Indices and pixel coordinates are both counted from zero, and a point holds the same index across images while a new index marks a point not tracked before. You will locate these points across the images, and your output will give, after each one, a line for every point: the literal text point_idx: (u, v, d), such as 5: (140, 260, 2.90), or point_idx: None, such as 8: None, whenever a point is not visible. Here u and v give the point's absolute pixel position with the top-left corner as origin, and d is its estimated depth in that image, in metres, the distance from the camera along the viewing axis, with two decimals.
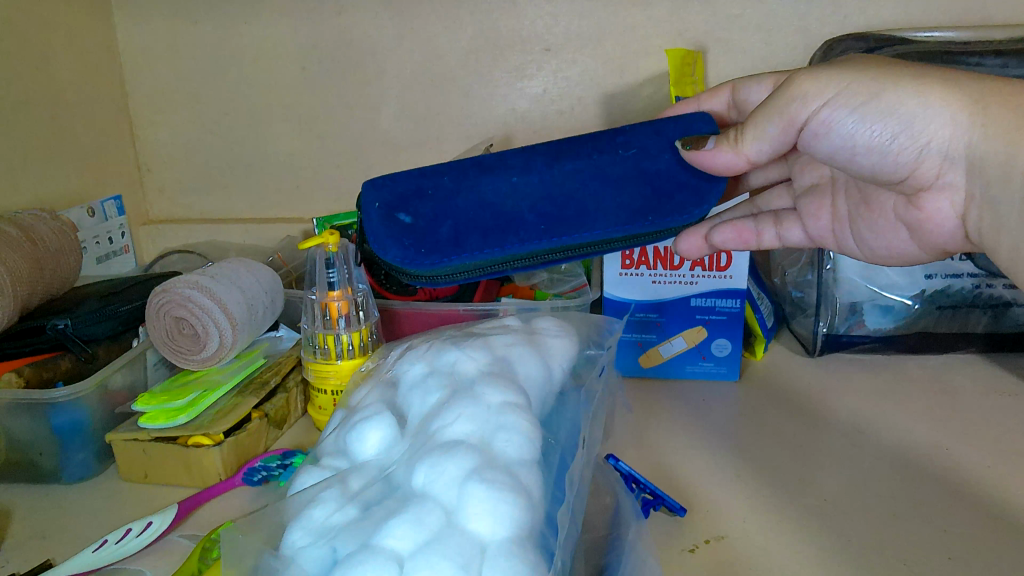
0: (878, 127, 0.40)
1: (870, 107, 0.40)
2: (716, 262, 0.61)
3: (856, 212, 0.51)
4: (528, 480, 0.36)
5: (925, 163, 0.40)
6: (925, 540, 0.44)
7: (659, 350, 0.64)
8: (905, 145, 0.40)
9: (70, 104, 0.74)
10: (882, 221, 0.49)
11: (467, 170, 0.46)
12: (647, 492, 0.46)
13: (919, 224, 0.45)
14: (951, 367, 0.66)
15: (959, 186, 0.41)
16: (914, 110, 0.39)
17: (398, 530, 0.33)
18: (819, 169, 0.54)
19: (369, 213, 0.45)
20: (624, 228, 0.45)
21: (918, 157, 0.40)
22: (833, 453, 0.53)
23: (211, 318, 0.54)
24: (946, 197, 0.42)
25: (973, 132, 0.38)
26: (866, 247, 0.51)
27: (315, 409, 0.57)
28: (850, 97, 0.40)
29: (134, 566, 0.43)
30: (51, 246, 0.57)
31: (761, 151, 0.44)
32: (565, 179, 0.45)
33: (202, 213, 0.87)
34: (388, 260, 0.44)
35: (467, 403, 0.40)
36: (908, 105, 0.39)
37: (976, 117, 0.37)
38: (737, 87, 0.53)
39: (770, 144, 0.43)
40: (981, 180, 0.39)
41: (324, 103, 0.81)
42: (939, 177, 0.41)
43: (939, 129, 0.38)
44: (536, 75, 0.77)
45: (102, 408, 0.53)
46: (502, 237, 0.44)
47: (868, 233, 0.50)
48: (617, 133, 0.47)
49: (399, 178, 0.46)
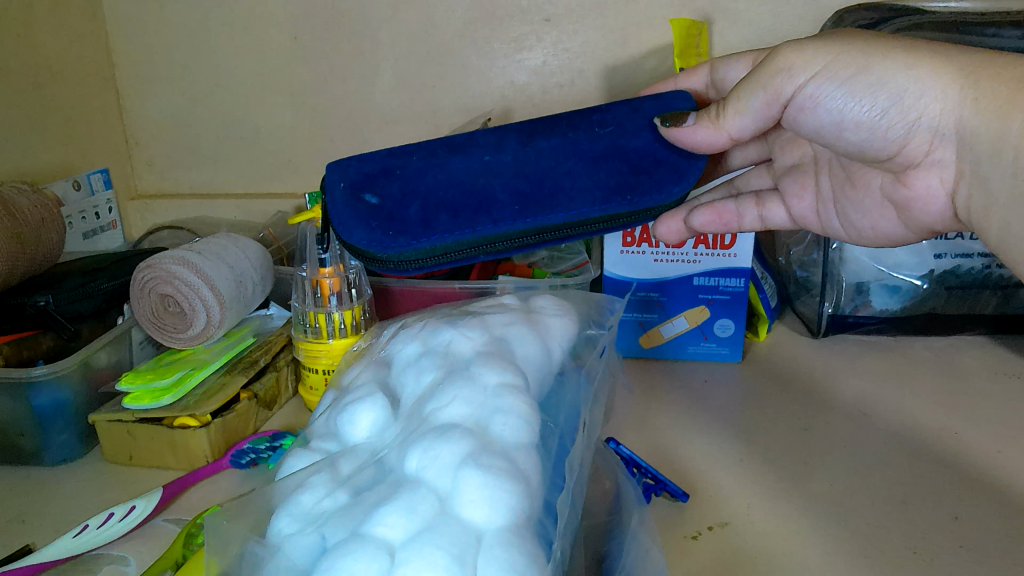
0: (868, 102, 0.38)
1: (860, 80, 0.38)
2: (720, 240, 0.60)
3: (840, 191, 0.49)
4: (526, 465, 0.34)
5: (914, 139, 0.39)
6: (935, 527, 0.43)
7: (661, 330, 0.62)
8: (895, 120, 0.38)
9: (54, 72, 0.71)
10: (867, 201, 0.47)
11: (436, 150, 0.44)
12: (649, 477, 0.45)
13: (906, 203, 0.43)
14: (958, 349, 0.64)
15: (948, 163, 0.39)
16: (904, 82, 0.37)
17: (389, 518, 0.31)
18: (800, 147, 0.51)
19: (333, 194, 0.43)
20: (601, 207, 0.42)
21: (907, 133, 0.38)
22: (838, 437, 0.52)
23: (198, 295, 0.52)
24: (935, 175, 0.40)
25: (964, 106, 0.36)
26: (851, 228, 0.50)
27: (307, 390, 0.55)
28: (839, 68, 0.38)
29: (118, 551, 0.42)
30: (32, 221, 0.55)
31: (743, 127, 0.42)
32: (539, 157, 0.43)
33: (193, 188, 0.85)
34: (354, 243, 0.41)
35: (462, 385, 0.38)
36: (897, 78, 0.37)
37: (966, 91, 0.36)
38: (715, 66, 0.52)
39: (753, 119, 0.41)
40: (969, 156, 0.37)
41: (316, 74, 0.79)
42: (928, 153, 0.39)
43: (929, 103, 0.37)
44: (535, 47, 0.75)
45: (84, 388, 0.51)
46: (474, 217, 0.41)
47: (853, 212, 0.49)
48: (594, 112, 0.45)
49: (366, 158, 0.44)
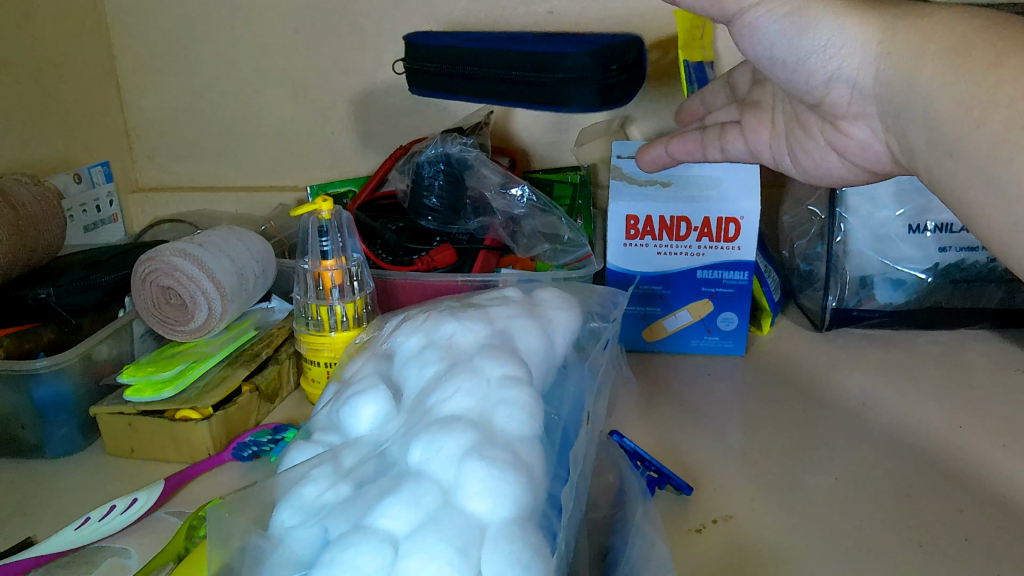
0: (801, 41, 0.37)
1: (796, 18, 0.37)
2: (724, 233, 0.59)
3: (790, 130, 0.48)
4: (530, 458, 0.34)
5: (835, 89, 0.39)
6: (941, 521, 0.42)
7: (664, 323, 0.62)
8: (818, 66, 0.38)
9: (54, 63, 0.71)
10: (812, 142, 0.46)
11: None
12: (653, 470, 0.45)
13: (844, 147, 0.43)
14: (963, 343, 0.64)
15: (871, 114, 0.39)
16: (831, 32, 0.37)
17: (392, 510, 0.31)
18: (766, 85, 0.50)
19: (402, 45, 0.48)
20: None
21: (829, 80, 0.39)
22: (842, 430, 0.52)
23: (200, 288, 0.52)
24: (862, 124, 0.40)
25: (881, 59, 0.36)
26: (801, 170, 0.49)
27: (309, 382, 0.55)
28: (778, 2, 0.37)
29: (120, 544, 0.42)
30: (33, 214, 0.55)
31: (694, 13, 0.39)
32: None
33: (194, 181, 0.85)
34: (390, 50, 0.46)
35: (465, 377, 0.38)
36: (825, 25, 0.37)
37: (883, 44, 0.36)
38: None
39: (703, 11, 0.38)
40: (888, 111, 0.37)
41: (318, 67, 0.78)
42: (850, 104, 0.39)
43: (850, 56, 0.37)
44: (538, 39, 0.74)
45: (85, 380, 0.51)
46: None
47: (803, 156, 0.48)
48: None
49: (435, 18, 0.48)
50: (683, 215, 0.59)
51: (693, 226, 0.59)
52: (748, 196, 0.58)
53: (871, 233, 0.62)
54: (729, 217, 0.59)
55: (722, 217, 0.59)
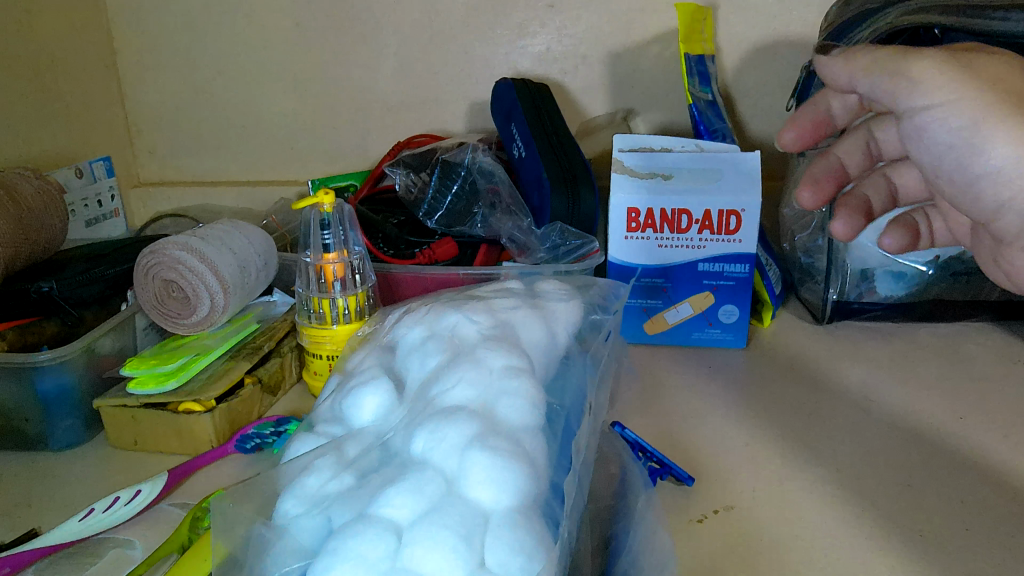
0: (977, 159, 0.36)
1: (972, 130, 0.36)
2: (725, 226, 0.59)
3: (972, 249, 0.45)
4: (532, 447, 0.34)
5: (1008, 218, 0.37)
6: (942, 511, 0.43)
7: (665, 316, 0.62)
8: (992, 191, 0.37)
9: (55, 57, 0.71)
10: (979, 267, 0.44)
11: None
12: (654, 461, 0.45)
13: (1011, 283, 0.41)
14: (963, 336, 0.64)
15: None
16: (1010, 158, 0.35)
17: (395, 498, 0.31)
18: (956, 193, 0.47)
19: None
20: None
21: (998, 208, 0.37)
22: (843, 421, 0.52)
23: (202, 281, 0.52)
24: None
25: None
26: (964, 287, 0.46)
27: (311, 375, 0.56)
28: (959, 111, 0.36)
29: (124, 535, 0.42)
30: (35, 207, 0.55)
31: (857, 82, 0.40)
32: None
33: (195, 176, 0.85)
34: None
35: (467, 367, 0.38)
36: (1007, 147, 0.35)
37: None
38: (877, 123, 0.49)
39: (869, 86, 0.39)
40: None
41: (319, 61, 0.78)
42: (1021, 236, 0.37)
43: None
44: (539, 33, 0.74)
45: (89, 373, 0.51)
46: None
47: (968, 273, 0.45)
48: None
49: None
50: (684, 208, 0.58)
51: (693, 219, 0.59)
52: (749, 189, 0.58)
53: (873, 226, 0.61)
54: (730, 210, 0.58)
55: (723, 210, 0.58)
